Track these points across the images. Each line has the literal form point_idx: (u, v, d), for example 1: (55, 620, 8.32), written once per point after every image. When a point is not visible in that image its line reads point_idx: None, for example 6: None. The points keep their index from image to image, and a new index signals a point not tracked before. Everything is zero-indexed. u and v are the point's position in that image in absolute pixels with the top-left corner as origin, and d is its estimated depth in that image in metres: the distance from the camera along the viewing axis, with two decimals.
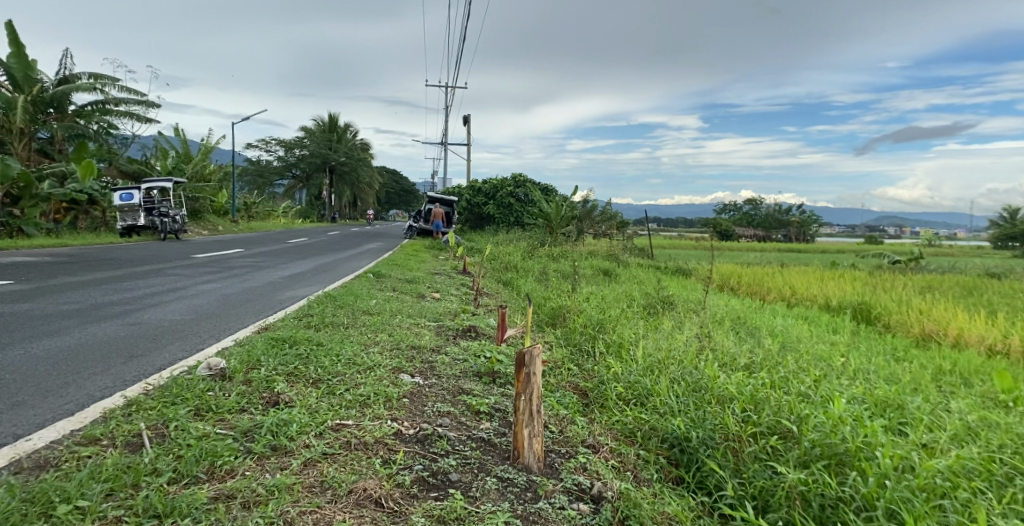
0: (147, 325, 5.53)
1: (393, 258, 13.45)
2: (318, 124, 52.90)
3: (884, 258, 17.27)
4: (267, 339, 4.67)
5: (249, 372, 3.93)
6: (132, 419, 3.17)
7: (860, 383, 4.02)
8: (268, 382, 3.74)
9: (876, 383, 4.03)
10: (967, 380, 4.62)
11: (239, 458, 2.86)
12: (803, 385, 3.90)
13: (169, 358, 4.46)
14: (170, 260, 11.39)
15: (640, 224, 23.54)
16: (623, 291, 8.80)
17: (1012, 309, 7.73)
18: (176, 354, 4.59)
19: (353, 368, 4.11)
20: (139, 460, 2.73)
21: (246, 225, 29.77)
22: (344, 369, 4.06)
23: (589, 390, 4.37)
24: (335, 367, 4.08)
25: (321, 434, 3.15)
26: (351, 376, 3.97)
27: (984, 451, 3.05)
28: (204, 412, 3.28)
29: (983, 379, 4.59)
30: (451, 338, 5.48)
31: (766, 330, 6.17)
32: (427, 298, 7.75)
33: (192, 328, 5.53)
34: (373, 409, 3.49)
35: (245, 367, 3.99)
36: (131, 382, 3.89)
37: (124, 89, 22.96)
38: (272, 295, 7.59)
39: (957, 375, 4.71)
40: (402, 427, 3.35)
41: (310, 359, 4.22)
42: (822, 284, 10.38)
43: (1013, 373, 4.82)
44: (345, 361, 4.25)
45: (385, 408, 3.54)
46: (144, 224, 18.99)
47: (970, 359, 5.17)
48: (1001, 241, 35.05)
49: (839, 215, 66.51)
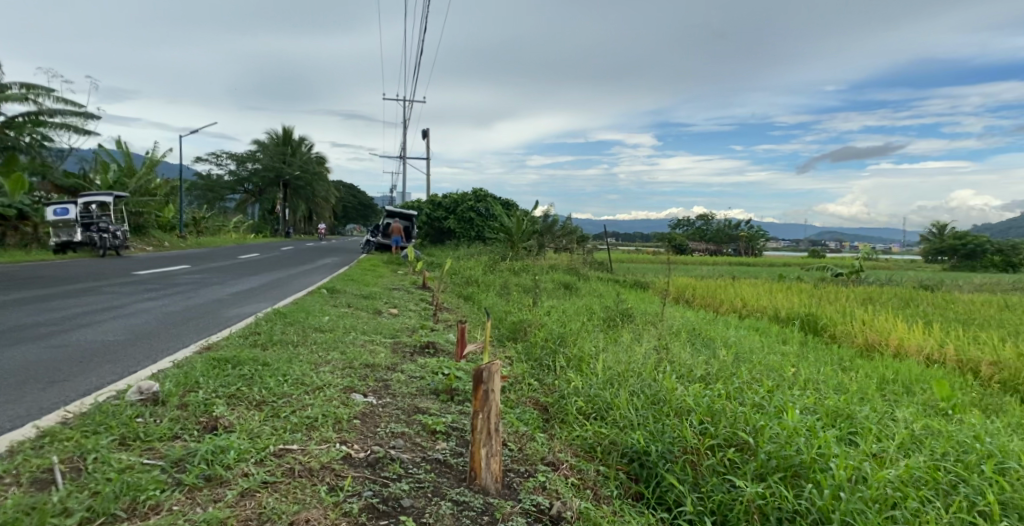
0: (74, 347, 5.21)
1: (348, 273, 13.20)
2: (271, 137, 51.84)
3: (828, 271, 18.00)
4: (208, 360, 4.44)
5: (185, 395, 3.72)
6: (43, 452, 2.93)
7: (811, 393, 4.11)
8: (207, 405, 3.55)
9: (827, 393, 4.13)
10: (910, 388, 4.79)
11: (167, 491, 2.68)
12: (757, 395, 3.96)
13: (94, 384, 4.19)
14: (108, 277, 10.85)
15: (598, 238, 23.84)
16: (582, 304, 8.85)
17: (946, 320, 8.11)
18: (104, 379, 4.32)
19: (301, 389, 3.95)
20: (47, 499, 2.53)
21: (194, 241, 28.78)
22: (292, 390, 3.91)
23: (549, 405, 4.33)
24: (281, 388, 3.92)
25: (262, 460, 2.99)
26: (298, 397, 3.81)
27: (929, 459, 3.13)
28: (130, 442, 3.07)
29: (923, 387, 4.77)
30: (408, 354, 5.36)
31: (720, 341, 6.28)
32: (384, 314, 7.60)
33: (125, 349, 5.22)
34: (322, 432, 3.35)
35: (181, 390, 3.77)
36: (47, 411, 3.63)
37: (61, 100, 22.03)
38: (217, 313, 7.28)
39: (900, 384, 4.87)
40: (353, 451, 3.22)
41: (254, 380, 4.03)
42: (771, 296, 10.69)
43: (950, 382, 5.02)
44: (292, 381, 4.08)
45: (334, 430, 3.41)
46: (80, 240, 18.10)
47: (910, 368, 5.37)
48: (932, 254, 37.07)
49: (786, 230, 69.14)
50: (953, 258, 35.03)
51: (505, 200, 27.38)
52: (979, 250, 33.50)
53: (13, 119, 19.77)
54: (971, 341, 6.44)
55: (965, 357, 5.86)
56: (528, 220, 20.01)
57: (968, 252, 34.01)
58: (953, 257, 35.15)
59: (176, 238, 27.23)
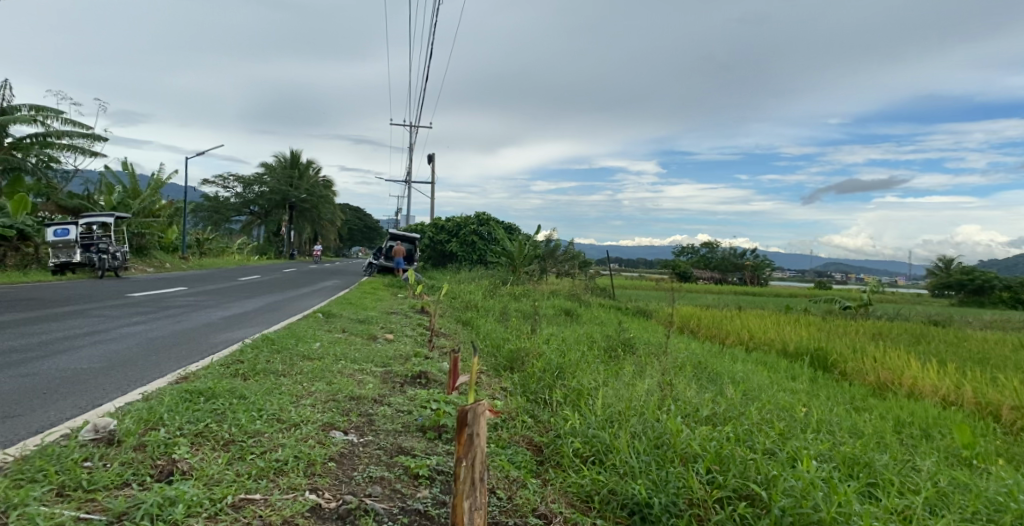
0: (43, 377, 5.04)
1: (347, 296, 13.07)
2: (278, 159, 52.24)
3: (835, 303, 17.79)
4: (181, 392, 4.27)
5: (145, 433, 3.53)
6: None
7: (827, 438, 3.91)
8: (168, 446, 3.38)
9: (842, 438, 3.94)
10: (927, 432, 4.60)
11: None
12: (769, 439, 3.78)
13: (50, 420, 4.00)
14: (101, 299, 10.72)
15: (602, 264, 23.68)
16: (584, 332, 8.66)
17: (959, 358, 7.89)
18: (63, 414, 4.15)
19: (274, 426, 3.79)
20: None
21: (195, 261, 28.79)
22: (264, 427, 3.74)
23: (544, 446, 4.13)
24: (253, 425, 3.75)
25: (217, 514, 2.79)
26: (271, 436, 3.63)
27: (959, 519, 2.94)
28: (69, 492, 2.87)
29: (943, 431, 4.57)
30: (398, 385, 5.18)
31: (727, 377, 6.05)
32: (378, 340, 7.45)
33: (94, 379, 5.07)
34: (290, 478, 3.18)
35: (141, 428, 3.59)
36: None
37: (69, 122, 22.28)
38: (204, 339, 7.12)
39: (918, 428, 4.67)
40: (323, 500, 3.04)
41: (225, 415, 3.86)
42: (778, 328, 10.48)
43: (972, 426, 4.79)
44: (266, 417, 3.91)
45: (305, 476, 3.23)
46: (80, 261, 17.95)
47: (927, 410, 5.16)
48: (939, 289, 36.81)
49: (791, 259, 68.84)
50: (960, 294, 34.72)
51: (508, 224, 27.38)
52: (987, 286, 33.32)
53: (21, 140, 19.94)
54: (991, 383, 6.21)
55: (983, 400, 5.64)
56: (531, 244, 19.91)
57: (974, 287, 33.78)
58: (958, 293, 34.91)
59: (178, 259, 27.22)
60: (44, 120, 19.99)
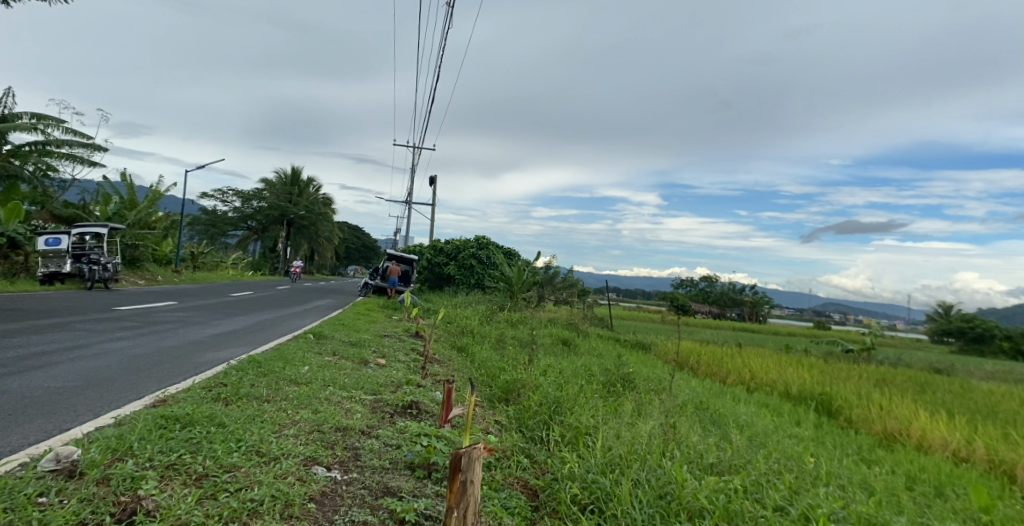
0: (13, 396, 4.88)
1: (341, 317, 12.92)
2: (280, 176, 52.43)
3: (836, 345, 17.64)
4: (156, 418, 4.10)
5: (109, 465, 3.37)
6: None
7: (838, 494, 3.75)
8: (135, 480, 3.21)
9: (855, 495, 3.78)
10: (941, 491, 4.43)
11: None
12: (778, 494, 3.63)
13: (12, 447, 3.83)
14: (88, 311, 10.53)
15: (600, 293, 23.59)
16: (581, 364, 8.48)
17: (965, 411, 7.74)
18: (26, 439, 3.98)
19: (252, 459, 3.62)
20: None
21: (189, 275, 28.63)
22: (241, 461, 3.57)
23: (540, 490, 3.96)
24: (230, 458, 3.59)
25: None
26: (247, 471, 3.47)
27: None
28: None
29: (957, 490, 4.39)
30: (388, 416, 5.02)
31: (731, 420, 5.88)
32: (370, 365, 7.27)
33: (67, 400, 4.90)
34: (264, 522, 3.02)
35: (106, 458, 3.42)
36: None
37: (71, 132, 22.41)
38: (188, 358, 6.93)
39: (930, 485, 4.49)
40: None
41: (200, 446, 3.70)
42: (779, 368, 10.31)
43: (986, 486, 4.62)
44: (244, 449, 3.74)
45: (281, 520, 3.08)
46: (69, 271, 17.94)
47: (940, 467, 4.98)
48: (938, 334, 36.83)
49: (790, 296, 68.54)
50: (958, 341, 34.66)
51: (508, 249, 27.37)
52: (987, 335, 33.23)
53: (20, 147, 20.08)
54: (1002, 440, 6.03)
55: (996, 458, 5.47)
56: (529, 270, 19.78)
57: (974, 336, 33.66)
58: (958, 340, 34.80)
59: (172, 272, 27.08)
60: (45, 129, 20.11)
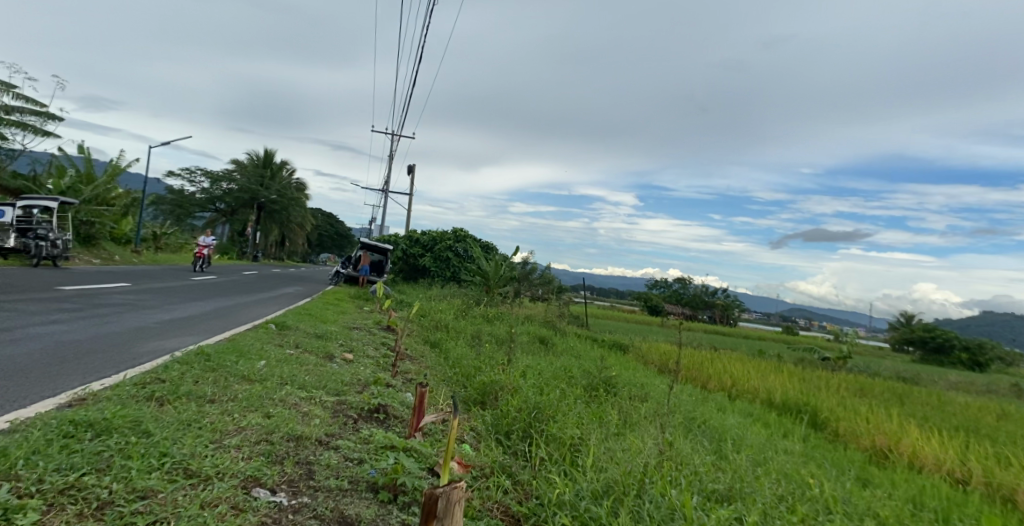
0: None
1: (308, 306, 12.48)
2: (253, 158, 51.00)
3: (809, 352, 17.79)
4: (64, 425, 3.68)
5: None
6: None
7: None
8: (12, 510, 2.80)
9: None
10: (947, 518, 4.27)
11: None
12: None
13: None
14: (28, 291, 9.92)
15: (576, 290, 23.50)
16: (562, 365, 8.22)
17: (946, 425, 7.69)
18: None
19: (179, 482, 3.24)
20: None
21: (150, 256, 27.64)
22: (160, 484, 3.18)
23: (523, 517, 3.64)
24: (147, 480, 3.19)
25: None
26: (167, 500, 3.07)
27: None
28: None
29: (962, 517, 4.25)
30: (351, 422, 4.68)
31: (721, 433, 5.70)
32: (337, 360, 6.92)
33: None
34: None
35: None
36: None
37: (22, 100, 21.38)
38: (127, 348, 6.47)
39: (933, 512, 4.35)
40: None
41: (108, 466, 3.29)
42: (760, 375, 10.22)
43: (990, 511, 4.48)
44: (169, 468, 3.36)
45: None
46: (13, 245, 17.03)
47: (942, 490, 4.85)
48: (900, 343, 37.86)
49: (759, 298, 69.47)
50: (919, 350, 35.62)
51: (485, 242, 27.12)
52: (946, 345, 34.04)
53: None
54: (996, 460, 5.94)
55: (993, 481, 5.36)
56: (507, 265, 19.55)
57: (935, 346, 34.53)
58: (920, 350, 35.76)
59: (131, 252, 26.10)
60: None
